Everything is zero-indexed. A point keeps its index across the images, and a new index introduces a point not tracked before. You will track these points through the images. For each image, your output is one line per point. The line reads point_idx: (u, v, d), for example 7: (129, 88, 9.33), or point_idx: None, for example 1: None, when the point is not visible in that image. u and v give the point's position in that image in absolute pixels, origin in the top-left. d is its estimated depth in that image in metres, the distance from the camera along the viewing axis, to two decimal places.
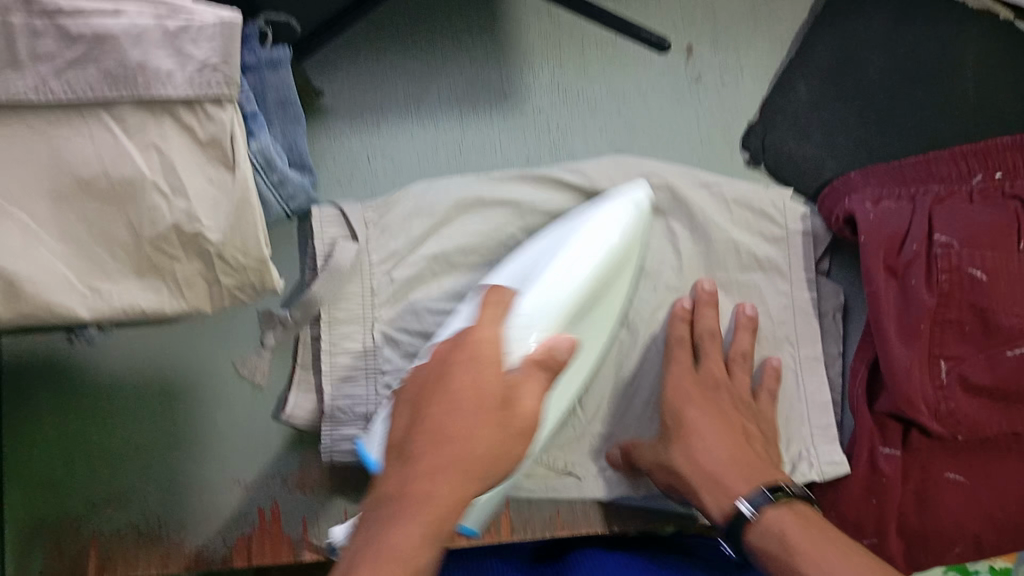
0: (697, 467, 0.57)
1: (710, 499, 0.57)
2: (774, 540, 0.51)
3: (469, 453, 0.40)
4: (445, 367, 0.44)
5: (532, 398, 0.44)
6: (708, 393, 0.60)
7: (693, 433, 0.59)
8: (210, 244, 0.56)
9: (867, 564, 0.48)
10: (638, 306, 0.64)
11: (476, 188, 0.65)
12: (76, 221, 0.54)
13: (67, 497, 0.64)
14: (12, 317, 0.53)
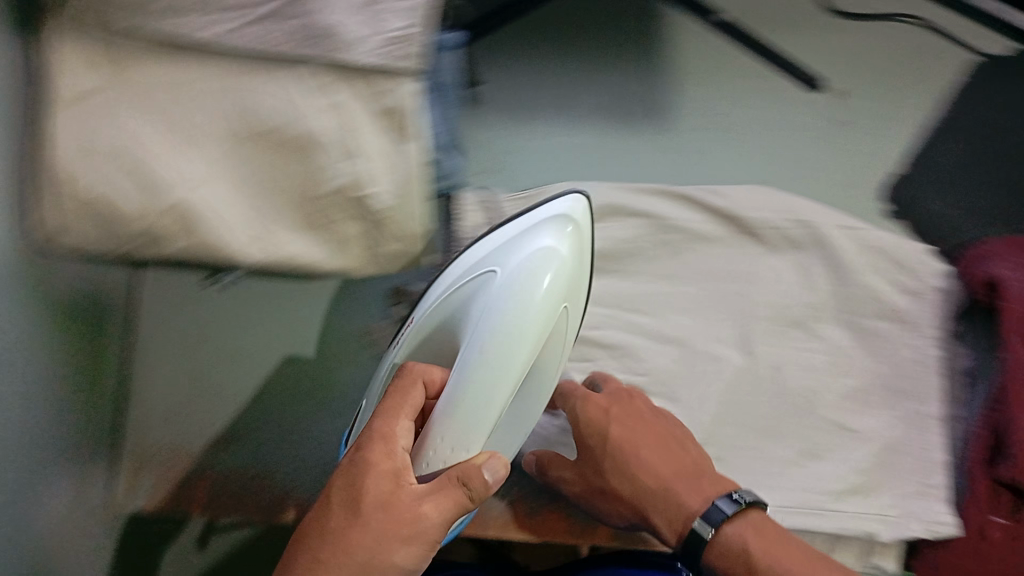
0: (637, 484, 0.56)
1: (662, 519, 0.55)
2: (737, 560, 0.51)
3: (341, 555, 0.43)
4: (341, 471, 0.46)
5: (431, 508, 0.44)
6: (617, 407, 0.59)
7: (612, 450, 0.57)
8: (376, 208, 0.58)
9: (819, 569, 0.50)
10: (763, 336, 0.65)
11: (621, 195, 0.67)
12: (253, 169, 0.57)
13: (190, 428, 0.68)
14: (179, 249, 0.56)
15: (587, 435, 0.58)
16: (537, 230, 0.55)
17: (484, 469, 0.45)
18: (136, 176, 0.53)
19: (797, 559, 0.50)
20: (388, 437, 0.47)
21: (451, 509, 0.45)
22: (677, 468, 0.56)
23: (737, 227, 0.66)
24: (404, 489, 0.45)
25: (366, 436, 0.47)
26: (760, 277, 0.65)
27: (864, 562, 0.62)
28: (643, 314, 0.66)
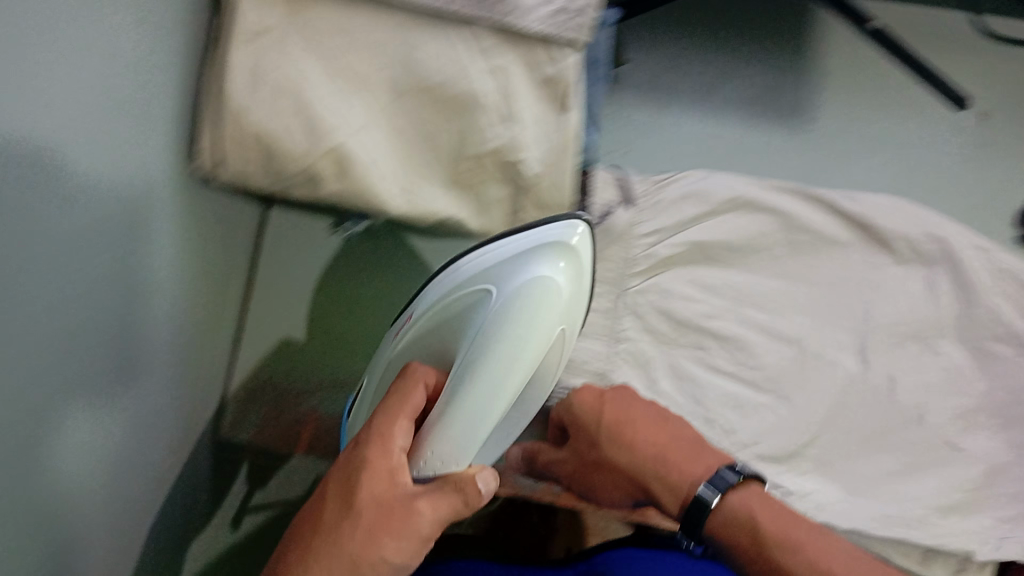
0: (635, 454, 0.53)
1: (660, 484, 0.52)
2: (742, 527, 0.48)
3: (332, 554, 0.40)
4: (337, 467, 0.43)
5: (428, 506, 0.41)
6: (612, 393, 0.57)
7: (606, 426, 0.55)
8: (527, 174, 0.59)
9: (844, 549, 0.47)
10: (878, 345, 0.66)
11: (755, 189, 0.66)
12: (410, 121, 0.58)
13: (301, 368, 0.70)
14: (333, 192, 0.57)
15: (582, 416, 0.57)
16: (531, 256, 0.49)
17: (480, 481, 0.43)
18: (304, 115, 0.54)
19: (807, 531, 0.48)
20: (384, 435, 0.44)
21: (445, 511, 0.42)
22: (671, 443, 0.53)
23: (868, 236, 0.66)
24: (399, 486, 0.42)
25: (364, 434, 0.44)
26: (883, 286, 0.66)
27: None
28: (761, 310, 0.66)
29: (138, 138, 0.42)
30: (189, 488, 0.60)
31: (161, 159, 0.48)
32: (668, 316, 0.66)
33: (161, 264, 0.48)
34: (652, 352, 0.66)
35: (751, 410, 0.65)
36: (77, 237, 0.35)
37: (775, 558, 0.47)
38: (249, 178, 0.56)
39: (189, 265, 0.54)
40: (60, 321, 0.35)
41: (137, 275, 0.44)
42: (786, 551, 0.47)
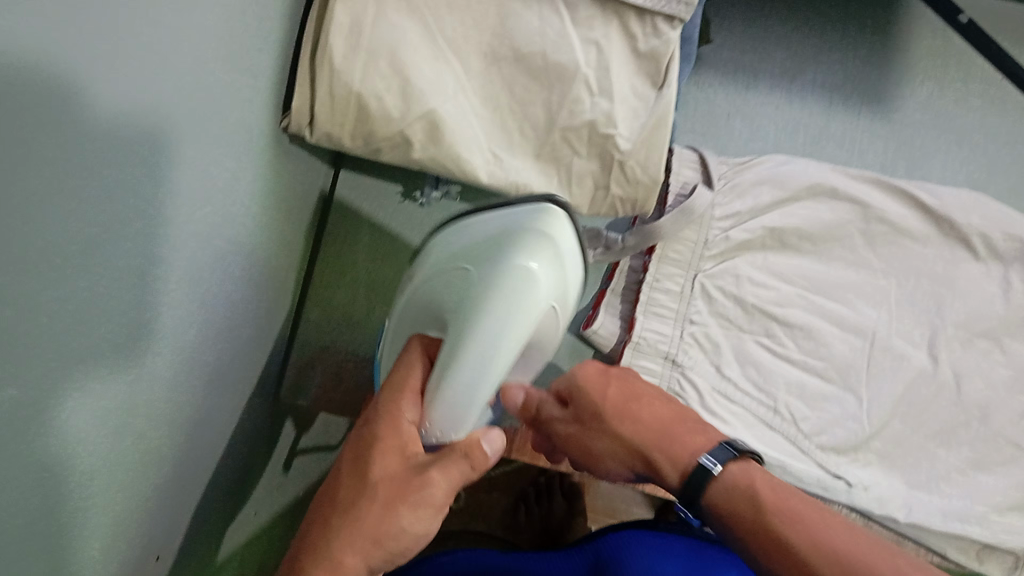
0: (637, 427, 0.51)
1: (662, 456, 0.50)
2: (744, 499, 0.45)
3: (349, 531, 0.41)
4: (352, 442, 0.44)
5: (440, 476, 0.42)
6: (616, 370, 0.55)
7: (610, 399, 0.53)
8: (617, 151, 0.57)
9: (848, 529, 0.44)
10: (949, 342, 0.65)
11: (834, 177, 0.66)
12: (500, 89, 0.57)
13: (362, 333, 0.68)
14: (420, 157, 0.56)
15: (586, 387, 0.54)
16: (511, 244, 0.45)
17: (485, 443, 0.42)
18: (400, 78, 0.53)
19: (813, 505, 0.45)
20: (394, 408, 0.44)
21: (456, 479, 0.42)
22: (673, 420, 0.52)
23: (947, 230, 0.66)
24: (411, 459, 0.43)
25: (374, 411, 0.45)
26: (956, 283, 0.66)
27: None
28: (832, 299, 0.66)
29: (207, 83, 0.41)
30: (243, 444, 0.60)
31: (242, 114, 0.48)
32: (740, 302, 0.66)
33: (223, 216, 0.48)
34: (721, 337, 0.65)
35: (818, 400, 0.65)
36: (135, 175, 0.34)
37: (782, 532, 0.44)
38: (338, 140, 0.56)
39: (256, 222, 0.54)
40: (122, 265, 0.35)
41: (191, 224, 0.43)
42: (792, 526, 0.44)
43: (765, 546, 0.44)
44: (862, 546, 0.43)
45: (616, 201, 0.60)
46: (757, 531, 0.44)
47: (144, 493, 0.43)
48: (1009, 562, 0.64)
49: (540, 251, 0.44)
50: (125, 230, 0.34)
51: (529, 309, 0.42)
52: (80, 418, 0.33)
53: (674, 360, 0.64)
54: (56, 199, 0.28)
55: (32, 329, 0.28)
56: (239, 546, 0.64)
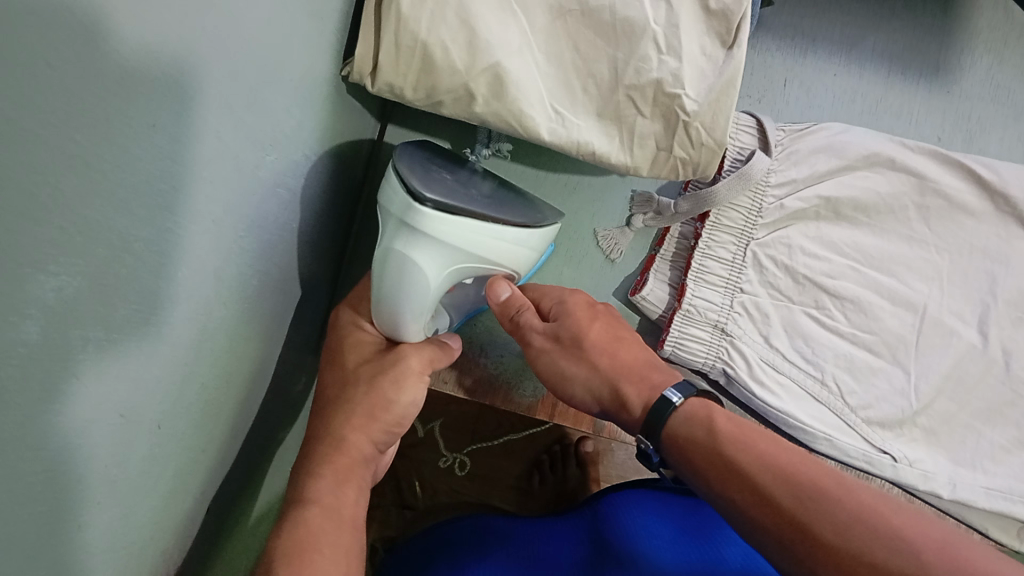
0: (614, 359, 0.54)
1: (630, 385, 0.52)
2: (701, 426, 0.46)
3: (349, 410, 0.50)
4: (328, 356, 0.55)
5: (411, 349, 0.52)
6: (602, 308, 0.57)
7: (593, 331, 0.55)
8: (683, 112, 0.56)
9: (799, 451, 0.44)
10: (1002, 320, 0.64)
11: (891, 148, 0.65)
12: (565, 46, 0.55)
13: None
14: (482, 112, 0.55)
15: (576, 313, 0.56)
16: (390, 217, 0.45)
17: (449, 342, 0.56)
18: (466, 29, 0.51)
19: (767, 434, 0.45)
20: (354, 317, 0.55)
21: (426, 355, 0.53)
22: (646, 364, 0.54)
23: (1002, 206, 0.64)
24: (379, 348, 0.53)
25: (341, 326, 0.55)
26: (1013, 261, 0.64)
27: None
28: (885, 273, 0.65)
29: (261, 17, 0.40)
30: (279, 397, 0.59)
31: (300, 57, 0.46)
32: (790, 272, 0.64)
33: (277, 162, 0.47)
34: (770, 308, 0.64)
35: (867, 374, 0.63)
36: (172, 103, 0.33)
37: (728, 450, 0.44)
38: (400, 91, 0.54)
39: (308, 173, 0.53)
40: (161, 199, 0.34)
41: (244, 162, 0.42)
42: (741, 447, 0.44)
43: (714, 465, 0.44)
44: (810, 462, 0.42)
45: (677, 163, 0.58)
46: (709, 455, 0.45)
47: (192, 434, 0.43)
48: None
49: (421, 242, 0.44)
50: (161, 163, 0.33)
51: (410, 305, 0.47)
52: (115, 353, 0.32)
53: (724, 330, 0.63)
54: (75, 122, 0.26)
55: (59, 248, 0.27)
56: (272, 498, 0.64)
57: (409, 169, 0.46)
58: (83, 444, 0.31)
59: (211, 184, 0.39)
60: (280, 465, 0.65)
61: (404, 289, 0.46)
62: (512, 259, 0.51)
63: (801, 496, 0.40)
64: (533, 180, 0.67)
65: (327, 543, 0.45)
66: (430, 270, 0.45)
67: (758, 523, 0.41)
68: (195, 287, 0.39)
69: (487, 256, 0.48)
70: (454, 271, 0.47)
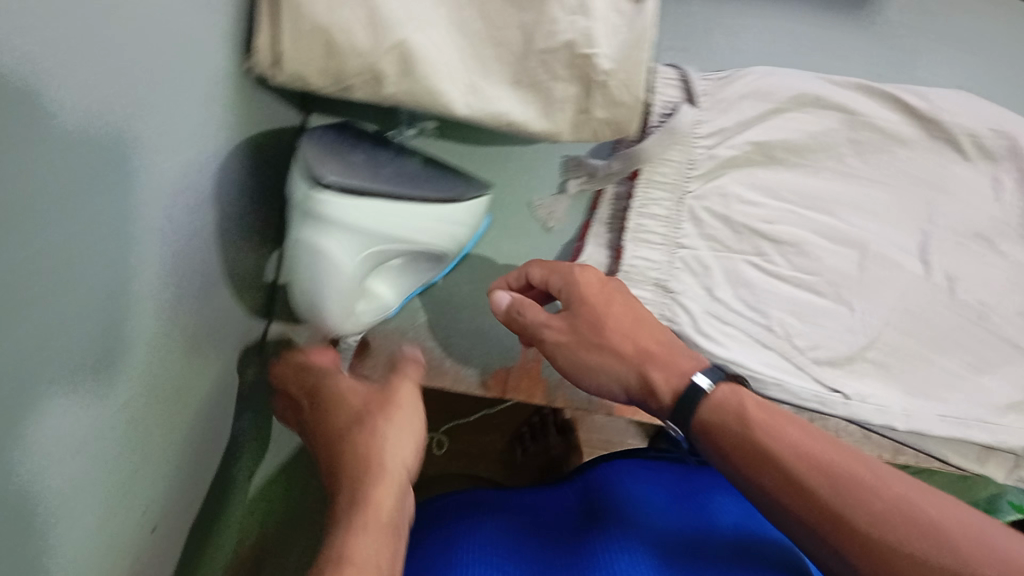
0: (636, 342, 0.52)
1: (658, 372, 0.50)
2: (732, 415, 0.46)
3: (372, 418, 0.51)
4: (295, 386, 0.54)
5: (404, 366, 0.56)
6: (616, 285, 0.54)
7: (613, 315, 0.52)
8: (599, 72, 0.54)
9: (827, 438, 0.45)
10: (945, 249, 0.64)
11: (818, 86, 0.65)
12: (473, 14, 0.53)
13: None
14: (393, 92, 0.53)
15: (592, 296, 0.53)
16: (294, 209, 0.45)
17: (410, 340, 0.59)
18: (367, 8, 0.50)
19: (795, 423, 0.46)
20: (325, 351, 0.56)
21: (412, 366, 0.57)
22: (672, 347, 0.52)
23: (933, 131, 0.65)
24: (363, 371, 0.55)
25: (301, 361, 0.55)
26: (952, 186, 0.65)
27: (1011, 476, 0.64)
28: (823, 213, 0.64)
29: (149, 20, 0.39)
30: (218, 400, 0.58)
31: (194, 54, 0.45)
32: (728, 221, 0.64)
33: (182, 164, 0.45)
34: (711, 260, 0.64)
35: (812, 315, 0.63)
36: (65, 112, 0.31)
37: (765, 441, 0.45)
38: (306, 80, 0.52)
39: (220, 172, 0.52)
40: (60, 212, 0.33)
41: (153, 171, 0.41)
42: (773, 438, 0.45)
43: (748, 457, 0.45)
44: (839, 454, 0.44)
45: (598, 126, 0.57)
46: (743, 446, 0.45)
47: (122, 449, 0.43)
48: (1010, 462, 0.63)
49: (329, 225, 0.43)
50: (56, 175, 0.32)
51: (322, 293, 0.46)
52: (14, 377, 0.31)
53: (665, 287, 0.63)
54: None
55: None
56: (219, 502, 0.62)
57: (311, 152, 0.46)
58: (5, 472, 0.31)
59: (121, 200, 0.38)
60: (227, 468, 0.63)
61: (315, 275, 0.45)
62: (432, 237, 0.51)
63: (840, 490, 0.42)
64: (462, 155, 0.66)
65: (383, 529, 0.40)
66: (339, 254, 0.44)
67: (790, 514, 0.43)
68: (109, 304, 0.39)
69: (402, 235, 0.48)
70: (368, 251, 0.46)
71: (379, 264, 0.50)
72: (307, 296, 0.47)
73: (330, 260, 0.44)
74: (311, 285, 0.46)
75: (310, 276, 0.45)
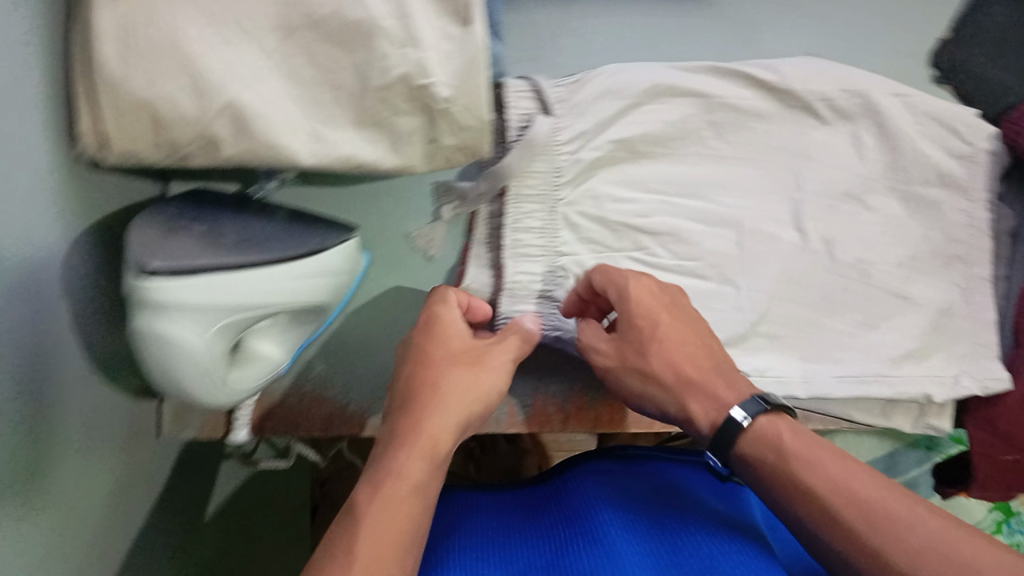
0: (679, 367, 0.54)
1: (698, 402, 0.52)
2: (769, 446, 0.47)
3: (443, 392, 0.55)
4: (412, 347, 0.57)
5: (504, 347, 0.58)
6: (665, 301, 0.56)
7: (659, 339, 0.54)
8: (439, 101, 0.54)
9: (867, 470, 0.45)
10: (818, 214, 0.65)
11: (670, 75, 0.64)
12: (303, 61, 0.53)
13: None
14: (233, 153, 0.52)
15: (639, 316, 0.55)
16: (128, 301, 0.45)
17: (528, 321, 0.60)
18: (189, 76, 0.49)
19: (833, 451, 0.46)
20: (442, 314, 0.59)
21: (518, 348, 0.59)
22: (717, 366, 0.53)
23: (789, 101, 0.65)
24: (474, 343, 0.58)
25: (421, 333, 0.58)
26: (814, 151, 0.65)
27: (919, 423, 0.66)
28: (695, 198, 0.65)
29: None
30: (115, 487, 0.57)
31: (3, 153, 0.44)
32: (603, 221, 0.64)
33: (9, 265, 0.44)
34: (594, 263, 0.64)
35: (700, 300, 0.64)
36: None
37: (800, 474, 0.46)
38: (140, 156, 0.51)
39: (66, 261, 0.51)
40: None
41: None
42: (809, 469, 0.45)
43: (787, 491, 0.46)
44: (877, 486, 0.44)
45: (450, 153, 0.57)
46: (780, 480, 0.46)
47: (46, 548, 0.48)
48: (915, 411, 0.66)
49: (158, 306, 0.44)
50: None
51: (176, 371, 0.46)
52: None
53: (552, 298, 0.63)
54: None
55: None
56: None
57: (142, 236, 0.46)
58: None
59: None
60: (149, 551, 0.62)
61: (160, 357, 0.45)
62: (290, 295, 0.50)
63: (876, 527, 0.42)
64: (330, 200, 0.65)
65: (422, 454, 0.49)
66: (177, 331, 0.44)
67: (831, 549, 0.44)
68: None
69: (247, 299, 0.47)
70: (213, 323, 0.46)
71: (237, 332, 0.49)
72: (166, 378, 0.47)
73: (169, 340, 0.44)
74: (161, 366, 0.46)
75: (159, 359, 0.45)
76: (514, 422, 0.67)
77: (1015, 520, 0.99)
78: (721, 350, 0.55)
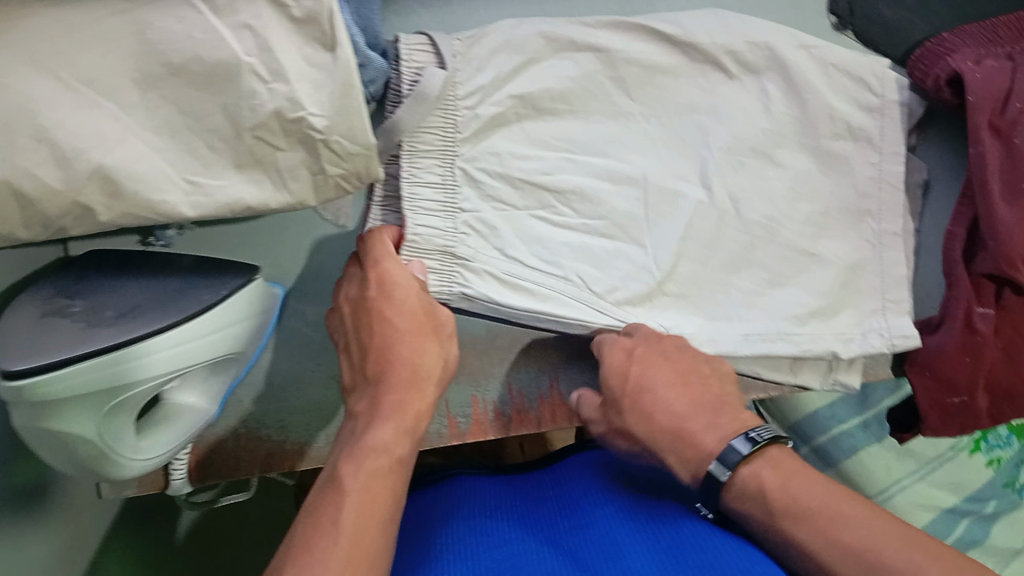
0: (656, 424, 0.56)
1: (675, 457, 0.54)
2: (754, 499, 0.49)
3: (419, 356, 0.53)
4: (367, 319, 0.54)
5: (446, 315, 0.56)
6: (642, 349, 0.58)
7: (639, 396, 0.57)
8: (316, 132, 0.52)
9: (855, 509, 0.46)
10: (739, 181, 0.64)
11: (566, 29, 0.61)
12: (169, 111, 0.50)
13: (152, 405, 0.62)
14: (112, 218, 0.50)
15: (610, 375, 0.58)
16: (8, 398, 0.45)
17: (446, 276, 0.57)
18: (46, 146, 0.46)
19: (821, 495, 0.47)
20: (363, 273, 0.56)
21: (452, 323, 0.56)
22: (701, 409, 0.55)
23: (694, 54, 0.63)
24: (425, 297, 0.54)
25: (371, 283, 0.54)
26: (721, 106, 0.64)
27: (828, 379, 0.67)
28: (599, 156, 0.62)
29: None
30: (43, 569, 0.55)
31: None
32: (507, 178, 0.60)
33: None
34: (497, 220, 0.59)
35: (605, 260, 0.62)
36: None
37: (785, 526, 0.47)
38: (15, 236, 0.49)
39: None
40: None
41: None
42: (797, 522, 0.47)
43: (785, 546, 0.47)
44: (868, 531, 0.44)
45: (338, 182, 0.56)
46: (774, 535, 0.48)
47: None
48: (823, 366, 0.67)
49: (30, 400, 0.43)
50: None
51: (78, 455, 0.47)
52: None
53: (455, 254, 0.58)
54: None
55: None
56: None
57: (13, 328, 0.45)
58: None
59: None
60: None
61: (56, 446, 0.46)
62: (180, 357, 0.49)
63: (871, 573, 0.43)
64: (232, 238, 0.64)
65: (402, 429, 0.49)
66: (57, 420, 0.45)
67: None
68: None
69: (128, 376, 0.47)
70: (96, 406, 0.46)
71: (135, 403, 0.49)
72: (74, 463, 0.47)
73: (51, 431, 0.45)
74: (62, 455, 0.46)
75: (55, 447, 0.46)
76: (457, 433, 0.66)
77: (991, 435, 0.98)
78: (708, 395, 0.56)
